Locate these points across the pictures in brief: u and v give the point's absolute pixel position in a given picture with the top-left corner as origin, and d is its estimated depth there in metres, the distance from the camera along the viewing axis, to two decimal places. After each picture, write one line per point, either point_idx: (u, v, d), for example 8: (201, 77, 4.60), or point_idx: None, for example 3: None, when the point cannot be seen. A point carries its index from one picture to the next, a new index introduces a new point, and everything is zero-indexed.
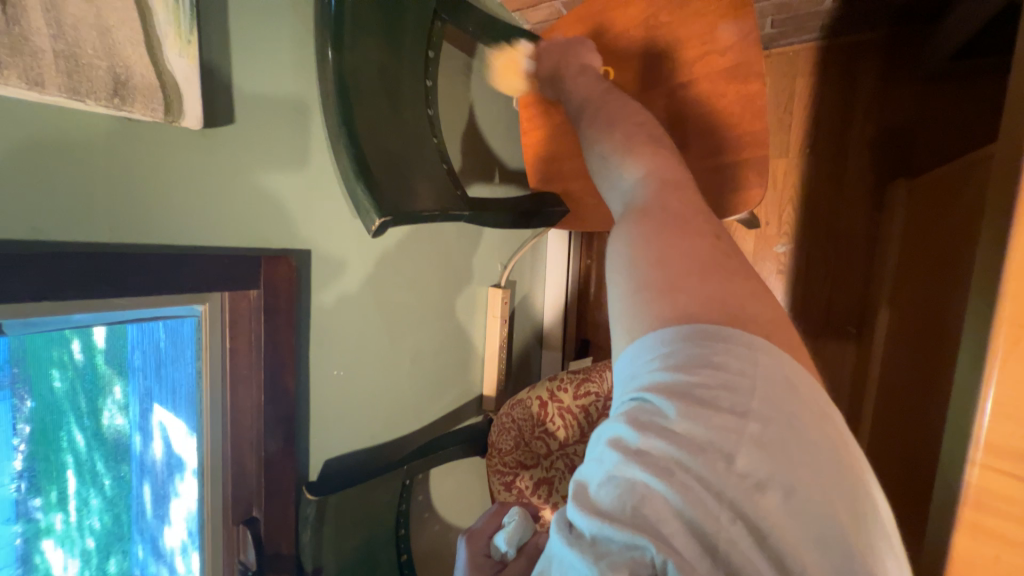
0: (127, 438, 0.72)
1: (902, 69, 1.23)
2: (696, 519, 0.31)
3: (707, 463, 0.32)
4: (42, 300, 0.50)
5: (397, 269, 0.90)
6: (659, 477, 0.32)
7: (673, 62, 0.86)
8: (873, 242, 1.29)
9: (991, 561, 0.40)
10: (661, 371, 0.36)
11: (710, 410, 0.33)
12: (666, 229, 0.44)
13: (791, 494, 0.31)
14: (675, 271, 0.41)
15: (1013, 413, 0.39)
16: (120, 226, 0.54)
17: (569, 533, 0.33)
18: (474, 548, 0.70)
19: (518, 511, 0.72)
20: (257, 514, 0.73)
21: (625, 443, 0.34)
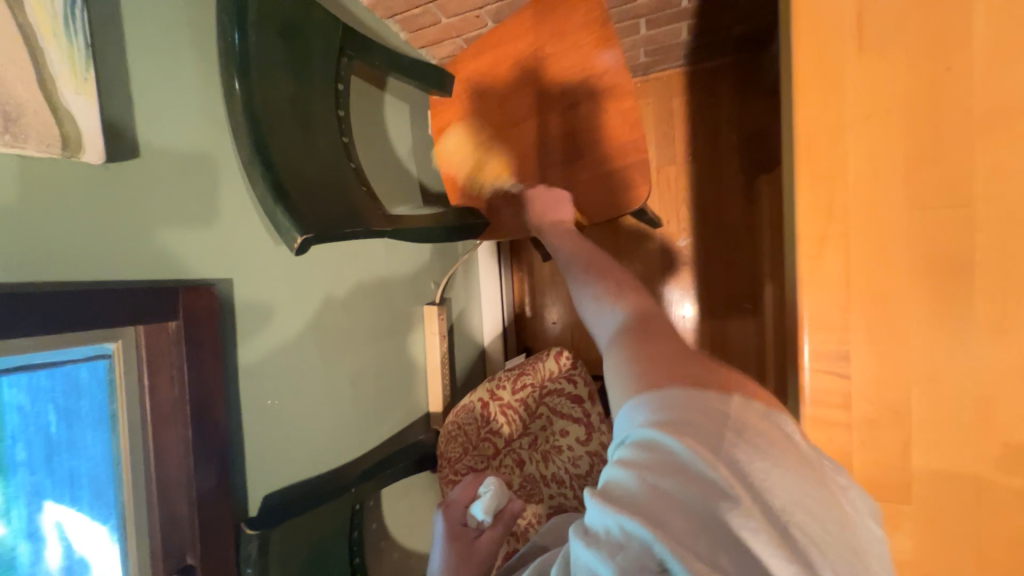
0: (9, 553, 0.59)
1: (751, 86, 1.49)
2: (729, 538, 0.30)
3: (737, 488, 0.31)
4: None
5: (325, 289, 0.89)
6: (683, 485, 0.32)
7: (561, 86, 1.01)
8: (752, 230, 1.51)
9: (827, 443, 0.48)
10: (668, 406, 0.37)
11: (721, 435, 0.34)
12: (655, 342, 0.48)
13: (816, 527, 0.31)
14: (668, 358, 0.44)
15: (820, 323, 0.48)
16: (23, 268, 0.54)
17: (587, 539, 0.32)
18: (451, 516, 0.83)
19: (492, 481, 0.85)
20: (192, 561, 0.68)
21: (644, 456, 0.34)
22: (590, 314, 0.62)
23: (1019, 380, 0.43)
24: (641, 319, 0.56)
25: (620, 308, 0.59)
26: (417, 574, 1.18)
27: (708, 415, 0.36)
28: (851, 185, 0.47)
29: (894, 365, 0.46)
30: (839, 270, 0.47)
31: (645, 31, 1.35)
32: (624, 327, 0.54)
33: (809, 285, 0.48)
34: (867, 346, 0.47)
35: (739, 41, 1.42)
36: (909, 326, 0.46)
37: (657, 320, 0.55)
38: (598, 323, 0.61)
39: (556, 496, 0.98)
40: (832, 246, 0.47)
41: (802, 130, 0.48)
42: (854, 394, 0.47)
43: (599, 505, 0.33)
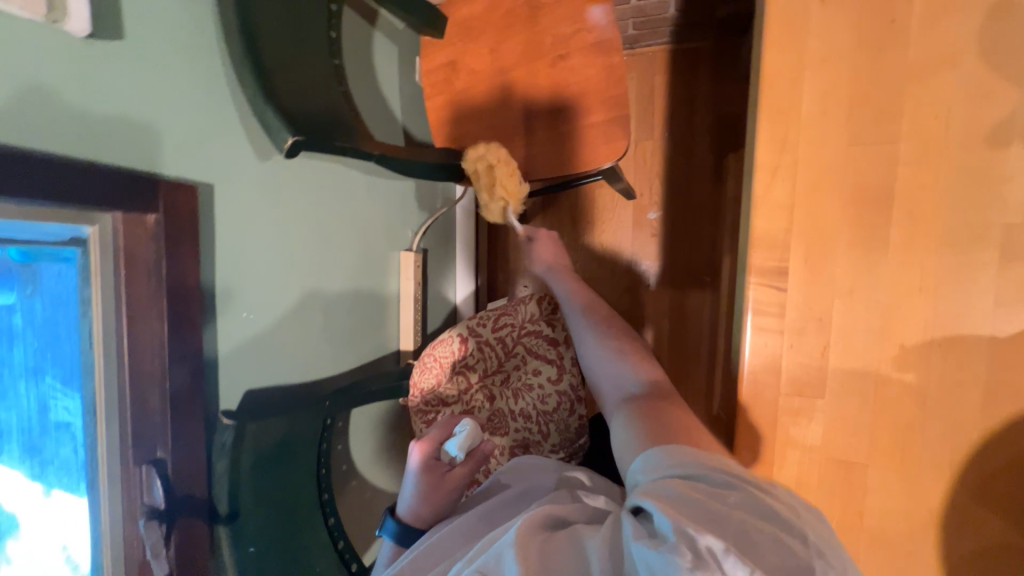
0: None
1: (727, 70, 1.57)
2: (743, 527, 0.41)
3: (737, 493, 0.44)
4: None
5: (306, 214, 0.93)
6: (714, 505, 0.43)
7: (552, 38, 1.04)
8: (717, 208, 1.60)
9: (762, 347, 0.56)
10: (676, 450, 0.49)
11: (720, 465, 0.47)
12: (666, 406, 0.59)
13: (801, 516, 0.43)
14: (674, 427, 0.54)
15: (765, 242, 0.55)
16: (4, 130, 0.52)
17: (648, 542, 0.41)
18: (426, 452, 0.81)
19: (468, 423, 0.82)
20: (163, 454, 0.68)
21: (678, 488, 0.45)
22: (597, 372, 0.71)
23: (918, 294, 0.51)
24: (659, 391, 0.64)
25: (639, 373, 0.67)
26: (377, 508, 1.21)
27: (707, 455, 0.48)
28: (803, 122, 0.53)
29: (822, 280, 0.54)
30: (785, 196, 0.54)
31: (635, 2, 1.39)
32: (632, 394, 0.64)
33: (760, 209, 0.55)
34: (803, 264, 0.54)
35: (721, 23, 1.49)
36: (838, 248, 0.53)
37: (660, 388, 0.65)
38: (617, 390, 0.67)
39: (520, 430, 1.03)
40: (781, 176, 0.54)
41: (767, 69, 0.54)
42: (788, 305, 0.55)
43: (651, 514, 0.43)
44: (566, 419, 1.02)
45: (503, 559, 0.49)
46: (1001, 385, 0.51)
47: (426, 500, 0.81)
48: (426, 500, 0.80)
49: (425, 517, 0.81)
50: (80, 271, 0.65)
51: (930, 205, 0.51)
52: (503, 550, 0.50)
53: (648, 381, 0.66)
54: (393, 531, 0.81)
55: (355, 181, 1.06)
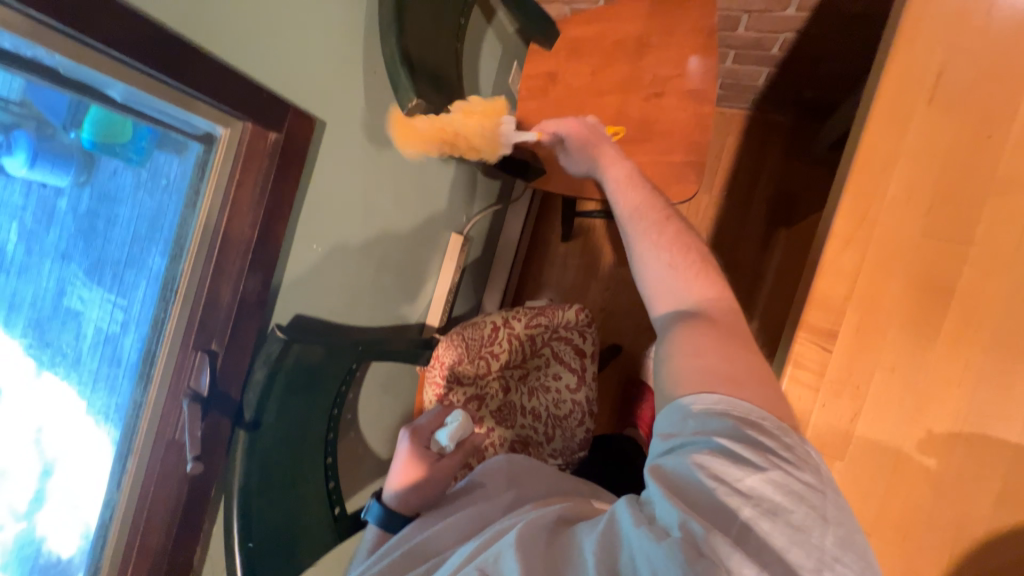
0: None
1: (798, 149, 1.63)
2: (753, 528, 0.41)
3: (757, 488, 0.42)
4: (109, 51, 0.52)
5: (388, 174, 1.00)
6: (728, 497, 0.42)
7: (652, 76, 1.10)
8: (756, 275, 1.64)
9: (795, 399, 0.59)
10: (698, 423, 0.47)
11: (745, 447, 0.44)
12: (711, 331, 0.56)
13: (823, 517, 0.41)
14: (724, 368, 0.51)
15: (823, 304, 0.59)
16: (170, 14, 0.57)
17: (650, 534, 0.42)
18: (416, 438, 0.86)
19: (461, 415, 0.89)
20: (217, 348, 0.73)
21: (692, 473, 0.44)
22: (645, 282, 0.68)
23: (958, 386, 0.55)
24: (716, 316, 0.59)
25: (692, 291, 0.63)
26: (365, 465, 1.25)
27: (734, 431, 0.45)
28: (886, 204, 0.58)
29: (868, 351, 0.57)
30: (851, 268, 0.58)
31: (730, 64, 1.46)
32: (679, 312, 0.61)
33: (826, 273, 0.59)
34: (854, 332, 0.58)
35: (805, 104, 1.55)
36: (892, 327, 0.57)
37: (715, 308, 0.60)
38: (670, 305, 0.63)
39: (526, 427, 1.09)
40: (853, 248, 0.58)
41: (863, 150, 0.59)
42: (831, 366, 0.58)
43: (661, 506, 0.44)
44: (573, 428, 1.06)
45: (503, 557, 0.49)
46: (1017, 491, 0.53)
47: (415, 488, 0.80)
48: (416, 487, 0.80)
49: (412, 505, 0.80)
50: (146, 176, 0.72)
51: (986, 308, 0.55)
52: (502, 550, 0.50)
53: (703, 297, 0.62)
54: (378, 515, 0.79)
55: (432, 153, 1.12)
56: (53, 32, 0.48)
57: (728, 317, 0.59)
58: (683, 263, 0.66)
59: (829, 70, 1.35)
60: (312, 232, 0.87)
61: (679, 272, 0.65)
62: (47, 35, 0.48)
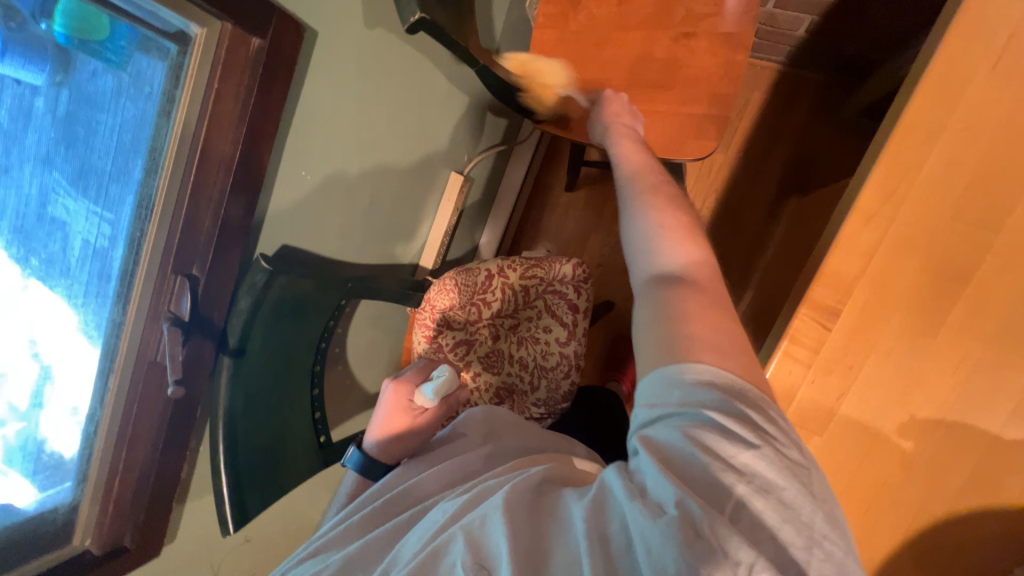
0: None
1: (826, 111, 1.52)
2: (746, 502, 0.41)
3: (754, 465, 0.41)
4: None
5: (386, 100, 0.92)
6: (725, 472, 0.41)
7: (683, 12, 0.99)
8: (760, 243, 1.60)
9: (785, 374, 0.58)
10: (695, 394, 0.44)
11: (742, 422, 0.43)
12: (699, 300, 0.51)
13: (809, 489, 0.42)
14: (707, 338, 0.47)
15: (833, 281, 0.56)
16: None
17: (646, 511, 0.41)
18: (399, 393, 0.86)
19: (446, 370, 0.88)
20: (197, 274, 0.70)
21: (691, 446, 0.42)
22: (632, 239, 0.62)
23: (950, 375, 0.54)
24: (699, 282, 0.54)
25: (681, 254, 0.57)
26: (352, 398, 1.27)
27: (732, 404, 0.44)
28: (919, 181, 0.54)
29: (869, 333, 0.56)
30: (868, 245, 0.55)
31: (769, 8, 1.32)
32: (666, 274, 0.55)
33: (840, 248, 0.56)
34: (857, 313, 0.56)
35: (841, 61, 1.43)
36: (897, 311, 0.55)
37: (703, 274, 0.55)
38: (651, 267, 0.57)
39: (511, 375, 1.10)
40: (874, 224, 0.55)
41: (907, 118, 0.53)
42: (828, 344, 0.57)
43: (655, 481, 0.43)
44: (557, 380, 1.07)
45: (489, 518, 0.49)
46: (983, 476, 0.55)
47: (396, 439, 0.82)
48: (399, 437, 0.82)
49: (394, 454, 0.82)
50: (128, 80, 0.64)
51: (997, 298, 0.53)
52: (488, 513, 0.50)
53: (692, 261, 0.56)
54: (358, 462, 0.81)
55: (436, 78, 1.03)
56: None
57: (716, 284, 0.55)
58: (678, 223, 0.60)
59: (877, 23, 1.24)
60: (301, 158, 0.81)
61: (669, 232, 0.59)
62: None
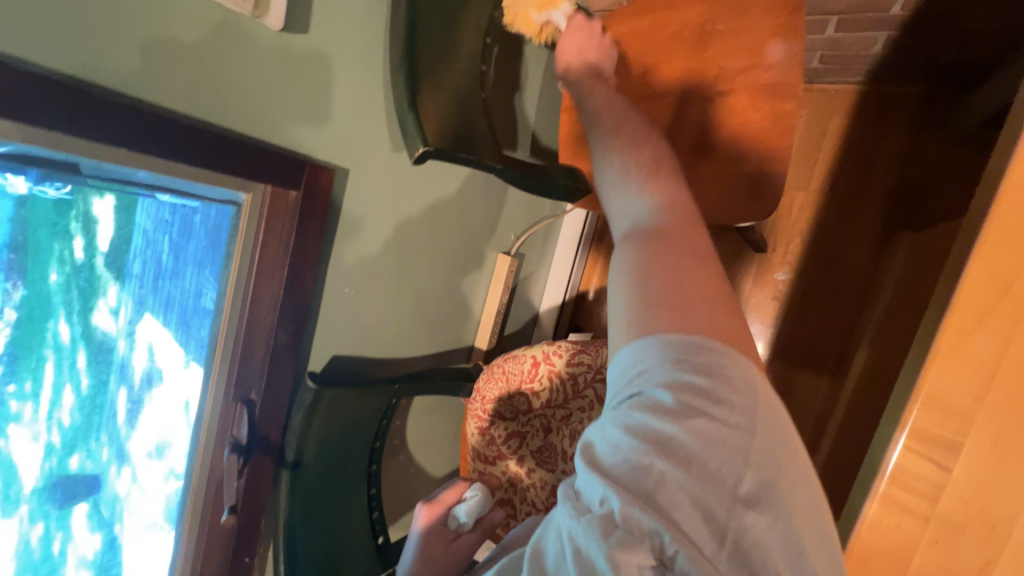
0: (112, 342, 0.73)
1: (931, 127, 1.27)
2: (686, 491, 0.36)
3: (693, 452, 0.36)
4: (119, 149, 0.57)
5: (420, 207, 0.97)
6: (659, 462, 0.36)
7: (717, 70, 0.92)
8: (867, 289, 1.34)
9: (891, 527, 0.44)
10: (647, 374, 0.40)
11: (690, 402, 0.38)
12: (672, 257, 0.46)
13: (766, 471, 0.37)
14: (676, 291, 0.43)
15: (941, 405, 0.42)
16: (178, 98, 0.60)
17: (572, 509, 0.38)
18: (432, 514, 0.83)
19: (480, 488, 0.85)
20: (254, 398, 0.78)
21: (627, 431, 0.38)
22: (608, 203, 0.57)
23: None
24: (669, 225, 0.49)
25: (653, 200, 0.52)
26: (415, 487, 1.27)
27: (683, 383, 0.39)
28: None
29: (1011, 476, 0.40)
30: (986, 353, 0.41)
31: (832, 33, 1.18)
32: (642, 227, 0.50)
33: (942, 360, 0.42)
34: (985, 448, 0.41)
35: (941, 70, 1.20)
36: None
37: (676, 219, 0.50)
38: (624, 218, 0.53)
39: (567, 474, 1.01)
40: (989, 326, 0.41)
41: (1008, 189, 0.41)
42: (949, 489, 0.42)
43: (586, 480, 0.39)
44: None
45: None
46: None
47: (426, 573, 0.76)
48: (427, 569, 0.77)
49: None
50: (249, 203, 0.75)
51: None
52: None
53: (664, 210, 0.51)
54: None
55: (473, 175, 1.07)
56: (74, 139, 0.55)
57: (692, 227, 0.50)
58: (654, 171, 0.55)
59: (980, 21, 1.02)
60: (344, 277, 0.88)
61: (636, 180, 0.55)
62: (71, 143, 0.54)
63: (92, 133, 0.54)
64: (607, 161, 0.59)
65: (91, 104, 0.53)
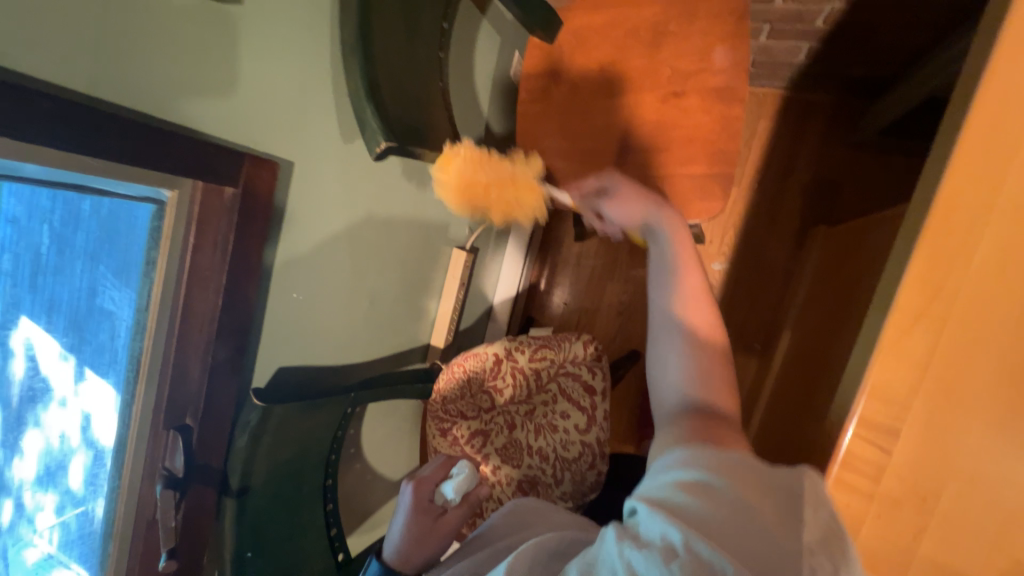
0: None
1: (843, 132, 1.43)
2: (752, 548, 0.37)
3: (760, 510, 0.39)
4: (3, 138, 0.46)
5: (373, 202, 0.90)
6: (725, 511, 0.39)
7: (670, 71, 0.95)
8: (789, 277, 1.49)
9: (843, 506, 0.49)
10: (705, 441, 0.45)
11: (748, 469, 0.42)
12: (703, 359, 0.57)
13: (829, 552, 0.39)
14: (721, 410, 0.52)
15: (884, 395, 0.47)
16: (79, 75, 0.50)
17: (633, 542, 0.39)
18: (419, 492, 0.78)
19: (467, 466, 0.81)
20: (190, 422, 0.70)
21: (693, 481, 0.41)
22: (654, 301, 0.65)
23: None
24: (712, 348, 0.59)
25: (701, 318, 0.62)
26: (373, 494, 1.22)
27: (744, 458, 0.43)
28: (970, 272, 0.46)
29: (938, 455, 0.47)
30: (921, 350, 0.47)
31: (764, 41, 1.26)
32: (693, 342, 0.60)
33: (885, 355, 0.47)
34: (919, 431, 0.47)
35: (851, 81, 1.34)
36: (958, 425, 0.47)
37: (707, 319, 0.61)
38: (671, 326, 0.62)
39: (533, 468, 1.01)
40: (923, 326, 0.46)
41: (943, 202, 0.46)
42: (889, 469, 0.48)
43: (647, 518, 0.40)
44: (582, 471, 0.99)
45: None
46: None
47: (416, 547, 0.75)
48: (418, 542, 0.75)
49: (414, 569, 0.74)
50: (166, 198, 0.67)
51: None
52: None
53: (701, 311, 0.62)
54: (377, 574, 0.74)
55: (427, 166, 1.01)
56: None
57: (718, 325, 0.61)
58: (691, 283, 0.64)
59: (884, 41, 1.16)
60: (290, 279, 0.79)
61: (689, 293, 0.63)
62: None
63: None
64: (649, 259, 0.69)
65: None
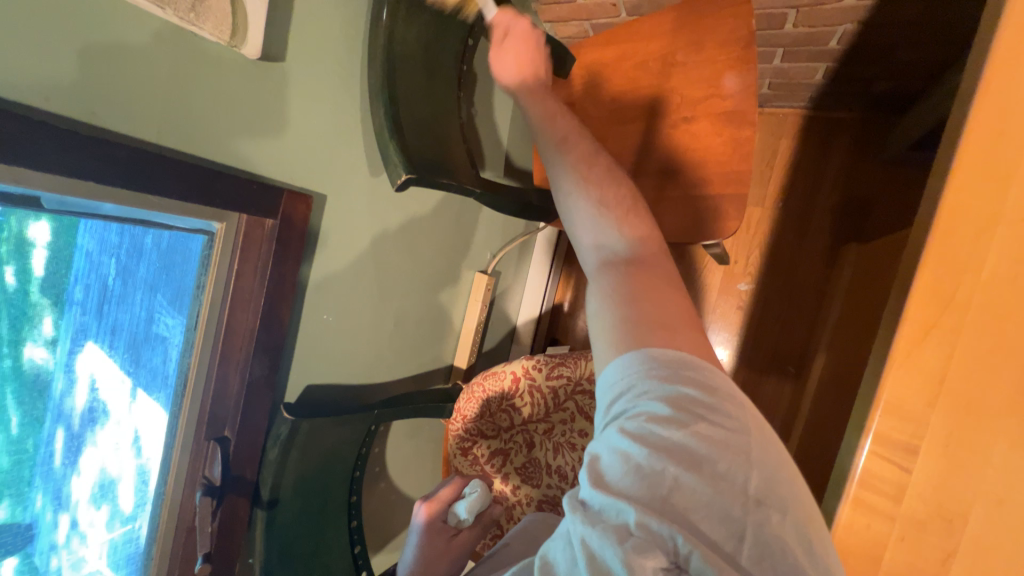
0: (48, 377, 0.66)
1: (871, 148, 1.40)
2: (695, 490, 0.38)
3: (700, 455, 0.39)
4: (84, 180, 0.54)
5: (399, 230, 0.97)
6: (664, 462, 0.39)
7: (679, 99, 0.98)
8: (822, 297, 1.44)
9: (862, 528, 0.47)
10: (647, 386, 0.44)
11: (687, 409, 0.41)
12: (647, 280, 0.53)
13: (770, 471, 0.40)
14: (660, 319, 0.49)
15: (898, 410, 0.46)
16: (147, 127, 0.59)
17: (583, 518, 0.39)
18: (432, 512, 0.80)
19: (479, 485, 0.82)
20: (229, 434, 0.76)
21: (633, 437, 0.40)
22: (575, 221, 0.61)
23: None
24: (641, 259, 0.56)
25: (621, 232, 0.58)
26: (398, 514, 1.24)
27: (686, 394, 0.42)
28: (980, 284, 0.45)
29: (963, 473, 0.45)
30: (935, 364, 0.46)
31: (779, 63, 1.28)
32: (619, 257, 0.56)
33: (895, 370, 0.46)
34: (940, 448, 0.45)
35: (875, 98, 1.33)
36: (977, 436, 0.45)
37: (650, 252, 0.57)
38: (596, 244, 0.59)
39: (553, 488, 1.01)
40: (935, 340, 0.46)
41: (945, 213, 0.46)
42: (910, 489, 0.46)
43: (594, 490, 0.40)
44: None
45: None
46: None
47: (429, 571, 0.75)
48: (429, 567, 0.75)
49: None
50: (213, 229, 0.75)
51: None
52: None
53: (640, 241, 0.58)
54: None
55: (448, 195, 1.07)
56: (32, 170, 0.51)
57: (664, 259, 0.57)
58: (606, 196, 0.61)
59: (904, 58, 1.15)
60: (320, 300, 0.86)
61: (611, 214, 0.59)
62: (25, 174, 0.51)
63: (53, 166, 0.52)
64: (562, 170, 0.63)
65: (54, 135, 0.51)
